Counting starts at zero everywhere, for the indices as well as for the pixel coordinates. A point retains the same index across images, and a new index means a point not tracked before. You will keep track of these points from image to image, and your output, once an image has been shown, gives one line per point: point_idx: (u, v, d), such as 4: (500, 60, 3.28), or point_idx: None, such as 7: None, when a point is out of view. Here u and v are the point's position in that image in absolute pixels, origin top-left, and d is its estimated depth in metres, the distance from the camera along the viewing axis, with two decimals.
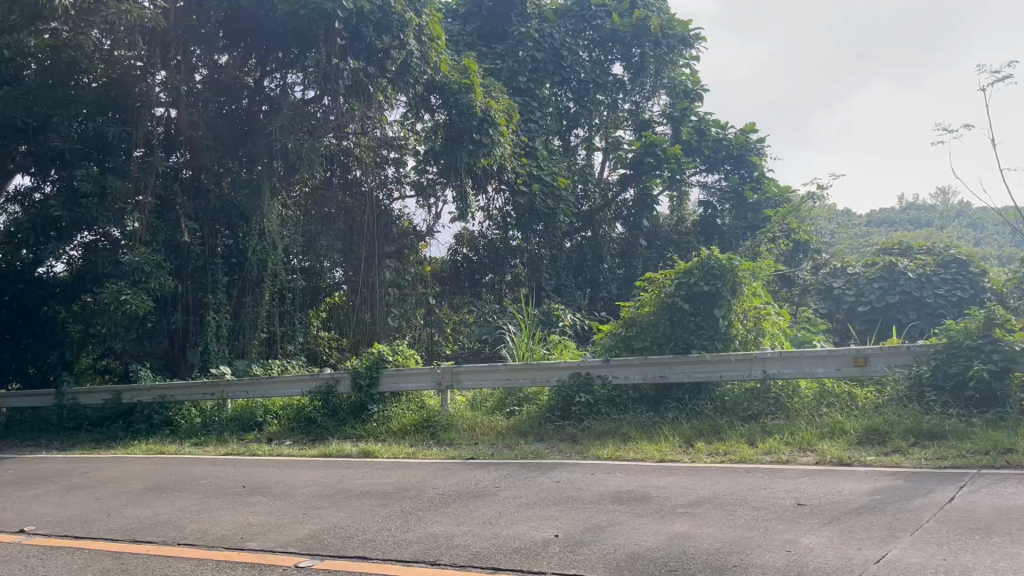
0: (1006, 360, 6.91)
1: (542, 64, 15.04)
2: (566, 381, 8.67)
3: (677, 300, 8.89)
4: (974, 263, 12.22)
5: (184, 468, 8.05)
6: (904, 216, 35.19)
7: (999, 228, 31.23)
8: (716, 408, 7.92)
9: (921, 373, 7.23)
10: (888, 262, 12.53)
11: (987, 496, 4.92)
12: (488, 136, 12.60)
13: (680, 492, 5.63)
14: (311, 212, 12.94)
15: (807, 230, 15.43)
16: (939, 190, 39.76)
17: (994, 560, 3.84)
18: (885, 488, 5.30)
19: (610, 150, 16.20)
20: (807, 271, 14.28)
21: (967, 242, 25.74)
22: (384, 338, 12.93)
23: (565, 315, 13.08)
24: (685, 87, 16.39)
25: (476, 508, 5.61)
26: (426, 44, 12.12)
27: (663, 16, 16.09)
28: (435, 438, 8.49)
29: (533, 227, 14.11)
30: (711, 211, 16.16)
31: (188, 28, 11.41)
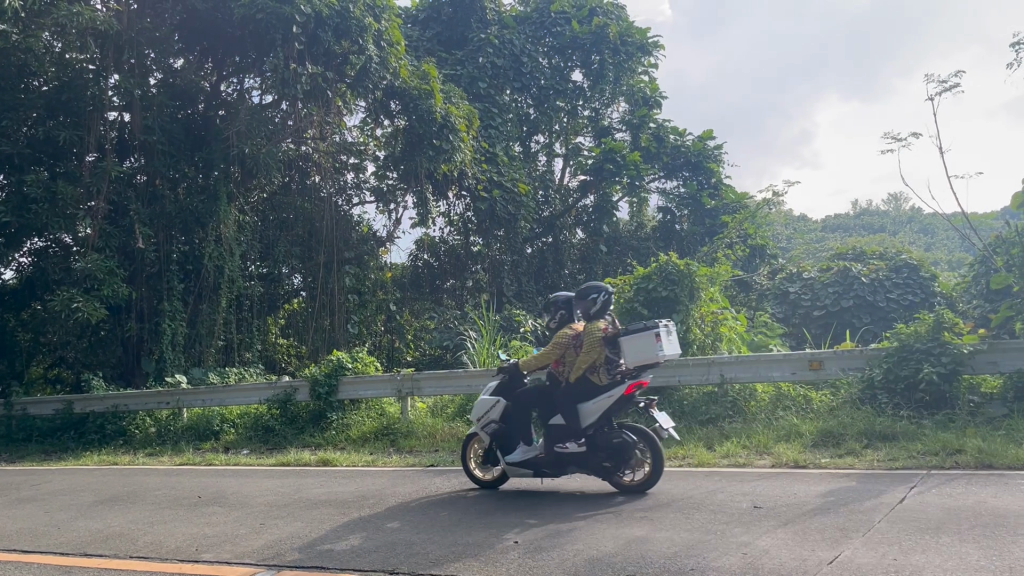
0: (954, 363, 7.12)
1: (501, 70, 15.11)
2: None
3: (635, 306, 9.03)
4: (924, 269, 12.51)
5: (139, 478, 7.94)
6: (859, 221, 35.91)
7: (949, 234, 32.07)
8: (675, 414, 8.06)
9: (874, 376, 7.39)
10: (842, 266, 12.79)
11: (935, 496, 5.07)
12: (449, 142, 12.56)
13: (639, 497, 5.70)
14: (268, 218, 12.94)
15: (764, 235, 15.79)
16: (891, 196, 40.73)
17: (942, 560, 3.95)
18: (840, 490, 5.43)
19: (571, 156, 16.28)
20: (764, 276, 14.52)
21: (917, 247, 26.45)
22: (343, 346, 12.76)
23: (526, 321, 13.14)
24: (644, 93, 16.50)
25: (435, 515, 5.62)
26: (384, 50, 12.07)
27: (622, 23, 16.21)
28: (394, 445, 8.49)
29: (494, 233, 14.14)
30: (670, 216, 16.35)
31: (142, 31, 11.14)
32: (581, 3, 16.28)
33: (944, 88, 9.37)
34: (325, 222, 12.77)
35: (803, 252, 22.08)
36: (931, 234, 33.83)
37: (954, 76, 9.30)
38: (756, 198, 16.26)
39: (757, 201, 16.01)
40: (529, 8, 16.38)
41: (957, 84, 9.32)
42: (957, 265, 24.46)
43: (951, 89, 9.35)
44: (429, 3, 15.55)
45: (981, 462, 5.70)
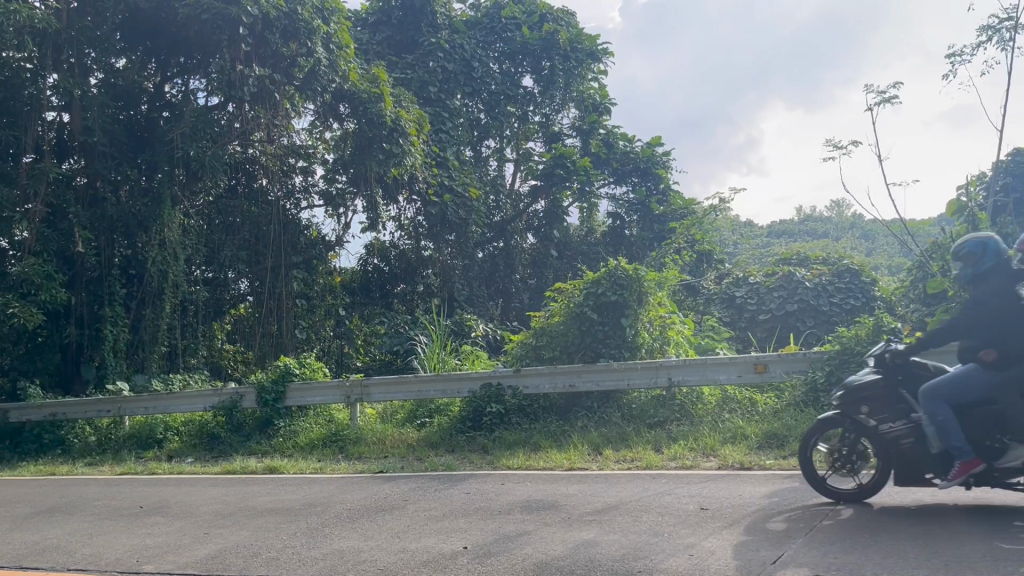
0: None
1: (452, 74, 15.10)
2: (477, 392, 8.72)
3: (585, 310, 9.08)
4: (865, 274, 12.88)
5: (81, 489, 7.72)
6: (804, 227, 36.69)
7: (889, 241, 33.04)
8: (624, 416, 8.14)
9: (816, 378, 7.60)
10: (786, 271, 13.12)
11: (875, 496, 5.21)
12: (399, 146, 12.47)
13: (588, 500, 5.74)
14: (215, 221, 12.37)
15: (710, 240, 16.09)
16: (834, 203, 41.73)
17: (881, 557, 4.06)
18: (785, 490, 5.56)
19: (522, 161, 16.33)
20: (711, 281, 14.73)
21: (858, 252, 27.25)
22: (292, 352, 12.47)
23: (478, 325, 13.19)
24: (594, 100, 16.67)
25: (384, 522, 5.59)
26: (333, 52, 11.96)
27: (572, 30, 16.39)
28: (343, 451, 8.41)
29: (445, 237, 14.02)
30: (619, 222, 16.51)
31: (83, 29, 10.64)
32: (531, 9, 16.40)
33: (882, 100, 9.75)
34: (273, 226, 12.51)
35: (749, 258, 22.52)
36: (871, 240, 34.81)
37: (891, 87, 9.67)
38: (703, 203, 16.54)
39: (704, 207, 16.29)
40: (479, 13, 16.40)
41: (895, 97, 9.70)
42: (896, 270, 25.21)
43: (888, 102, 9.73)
44: (378, 7, 15.48)
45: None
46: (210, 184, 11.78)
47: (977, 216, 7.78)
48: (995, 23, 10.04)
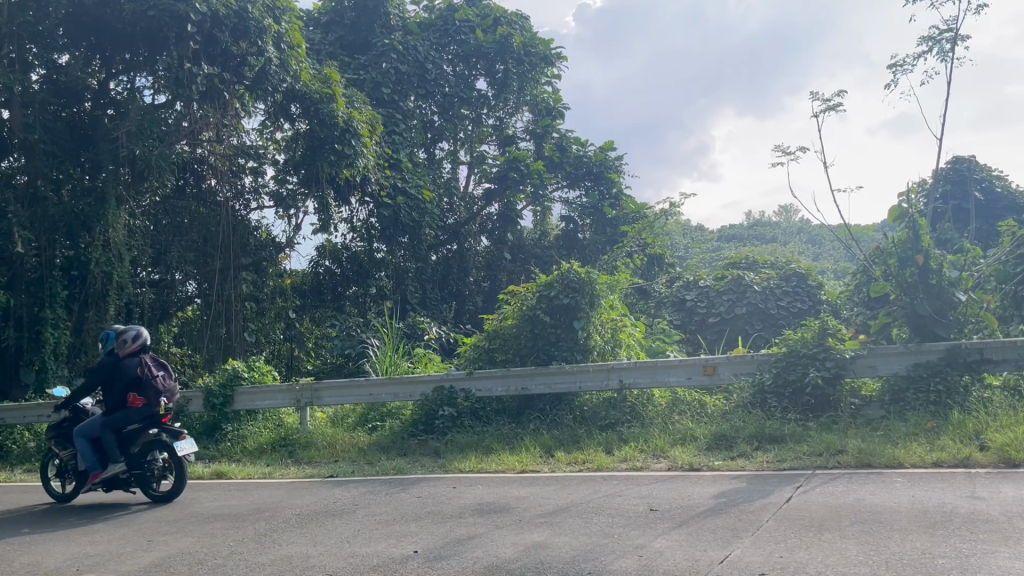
0: (837, 368, 7.44)
1: (406, 76, 14.96)
2: (430, 395, 8.67)
3: (538, 312, 9.09)
4: (811, 278, 13.22)
5: (18, 496, 7.51)
6: (753, 231, 37.34)
7: (836, 246, 33.82)
8: (576, 418, 8.19)
9: (764, 381, 7.68)
10: (736, 275, 13.37)
11: (819, 495, 5.32)
12: (351, 147, 12.38)
13: (539, 502, 5.76)
14: (162, 222, 12.12)
15: (662, 244, 16.30)
16: (783, 209, 42.53)
17: (824, 556, 4.14)
18: (733, 490, 5.65)
19: (475, 164, 16.31)
20: (662, 284, 14.86)
21: (805, 256, 27.80)
22: (240, 354, 12.20)
23: (430, 328, 13.08)
24: (548, 104, 16.72)
25: (333, 527, 5.54)
26: (284, 52, 11.82)
27: (525, 34, 16.45)
28: (292, 456, 8.29)
29: (398, 240, 13.80)
30: (573, 225, 16.69)
31: (24, 25, 10.47)
32: (486, 12, 16.36)
33: (827, 105, 9.65)
34: (221, 226, 12.25)
35: (700, 261, 22.80)
36: (818, 244, 35.57)
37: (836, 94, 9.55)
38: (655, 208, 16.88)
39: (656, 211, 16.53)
40: (433, 15, 16.34)
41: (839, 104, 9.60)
42: (841, 274, 25.90)
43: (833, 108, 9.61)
44: (331, 7, 15.39)
45: (861, 461, 5.99)
46: (156, 184, 11.48)
47: (919, 221, 7.85)
48: (936, 34, 10.34)
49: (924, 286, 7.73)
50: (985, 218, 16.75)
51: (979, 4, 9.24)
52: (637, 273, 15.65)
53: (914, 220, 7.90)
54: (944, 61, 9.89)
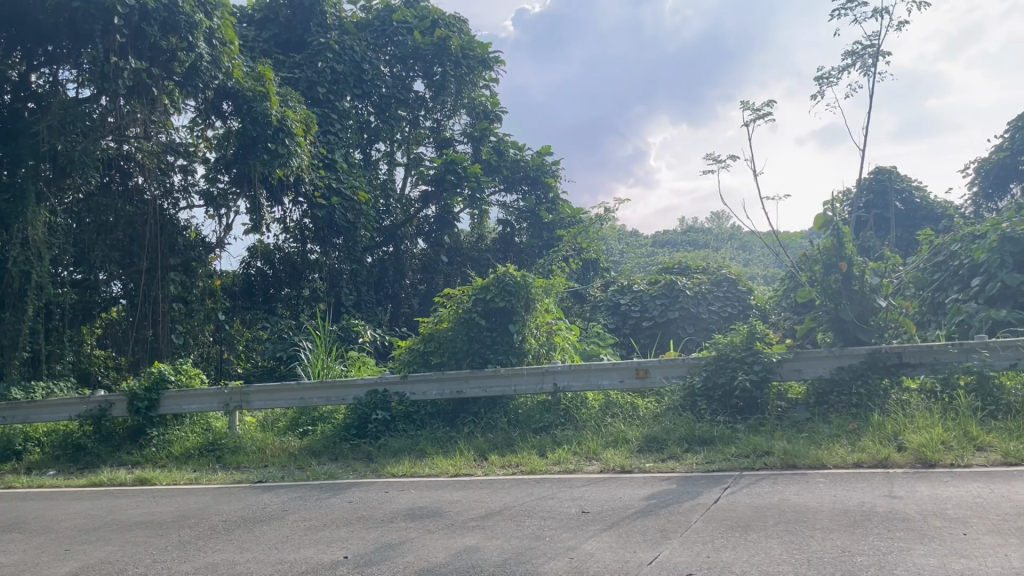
0: (765, 370, 7.57)
1: (342, 76, 14.73)
2: (362, 399, 8.56)
3: (473, 316, 9.05)
4: (741, 283, 13.56)
5: None
6: (685, 237, 38.07)
7: (765, 253, 34.79)
8: (510, 421, 8.17)
9: (694, 383, 7.77)
10: (668, 280, 13.62)
11: (746, 496, 5.43)
12: (285, 146, 11.90)
13: (471, 506, 5.74)
14: (86, 220, 11.52)
15: (597, 248, 16.48)
16: (714, 216, 43.50)
17: (749, 555, 4.22)
18: (662, 492, 5.72)
19: (412, 166, 16.19)
20: (597, 288, 15.03)
21: (735, 262, 28.46)
22: (167, 357, 11.76)
23: (365, 330, 12.87)
24: (485, 107, 16.73)
25: (261, 533, 5.42)
26: (217, 48, 11.23)
27: (463, 37, 16.41)
28: (221, 461, 8.09)
29: (331, 241, 13.71)
30: (509, 229, 16.81)
31: None
32: (423, 14, 16.26)
33: (757, 115, 9.83)
34: (149, 227, 11.64)
35: (635, 266, 23.13)
36: (750, 251, 36.49)
37: (766, 104, 9.74)
38: (591, 214, 17.16)
39: (591, 217, 16.83)
40: (370, 16, 16.20)
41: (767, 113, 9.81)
42: (771, 280, 26.58)
43: (762, 117, 9.81)
44: (265, 4, 15.13)
45: (786, 462, 6.13)
46: (79, 181, 11.00)
47: (842, 229, 8.03)
48: (859, 48, 10.68)
49: (847, 293, 7.93)
50: (904, 227, 17.43)
51: (900, 21, 9.54)
52: (572, 277, 15.78)
53: (837, 229, 8.09)
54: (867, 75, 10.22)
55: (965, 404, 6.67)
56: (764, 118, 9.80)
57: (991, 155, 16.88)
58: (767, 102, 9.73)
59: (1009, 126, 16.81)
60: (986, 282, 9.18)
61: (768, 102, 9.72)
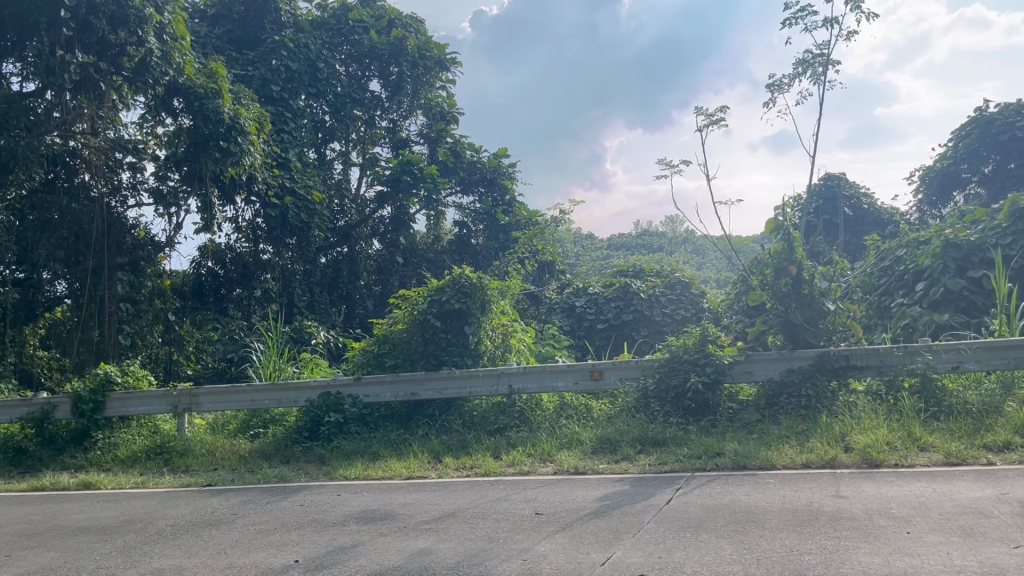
0: (717, 372, 7.62)
1: (296, 74, 14.51)
2: (314, 401, 8.44)
3: (428, 318, 8.94)
4: (694, 286, 13.70)
5: None
6: (640, 240, 38.37)
7: (718, 258, 35.32)
8: (465, 423, 8.10)
9: (647, 386, 7.81)
10: (623, 283, 13.71)
11: (698, 497, 5.45)
12: (238, 145, 11.43)
13: (424, 508, 5.67)
14: (29, 217, 10.88)
15: (552, 250, 16.50)
16: (668, 219, 43.98)
17: (700, 555, 4.23)
18: (615, 493, 5.72)
19: (367, 166, 16.02)
20: (553, 290, 15.02)
21: (688, 266, 28.80)
22: (113, 358, 11.35)
23: (317, 332, 12.69)
24: (441, 108, 16.63)
25: (209, 537, 5.29)
26: (168, 44, 10.59)
27: (420, 37, 16.29)
28: (168, 464, 7.88)
29: (285, 241, 13.37)
30: (465, 230, 16.73)
31: None
32: (380, 13, 16.12)
33: (710, 121, 9.95)
34: (95, 225, 11.16)
35: (590, 270, 23.25)
36: (703, 254, 36.96)
37: (719, 110, 9.90)
38: (547, 216, 17.17)
39: (547, 220, 16.86)
40: (325, 14, 16.00)
41: (720, 119, 9.97)
42: (723, 283, 26.95)
43: (716, 124, 9.97)
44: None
45: (737, 463, 6.17)
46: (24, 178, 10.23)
47: (793, 233, 8.12)
48: (810, 57, 10.85)
49: (796, 296, 8.02)
50: (852, 232, 17.79)
51: (849, 32, 9.73)
52: (528, 279, 15.78)
53: (788, 233, 8.19)
54: (817, 84, 10.39)
55: (909, 406, 6.80)
56: (717, 124, 9.96)
57: (935, 163, 17.34)
58: (720, 109, 9.88)
59: (953, 135, 17.25)
60: (930, 286, 9.40)
61: (722, 109, 9.88)
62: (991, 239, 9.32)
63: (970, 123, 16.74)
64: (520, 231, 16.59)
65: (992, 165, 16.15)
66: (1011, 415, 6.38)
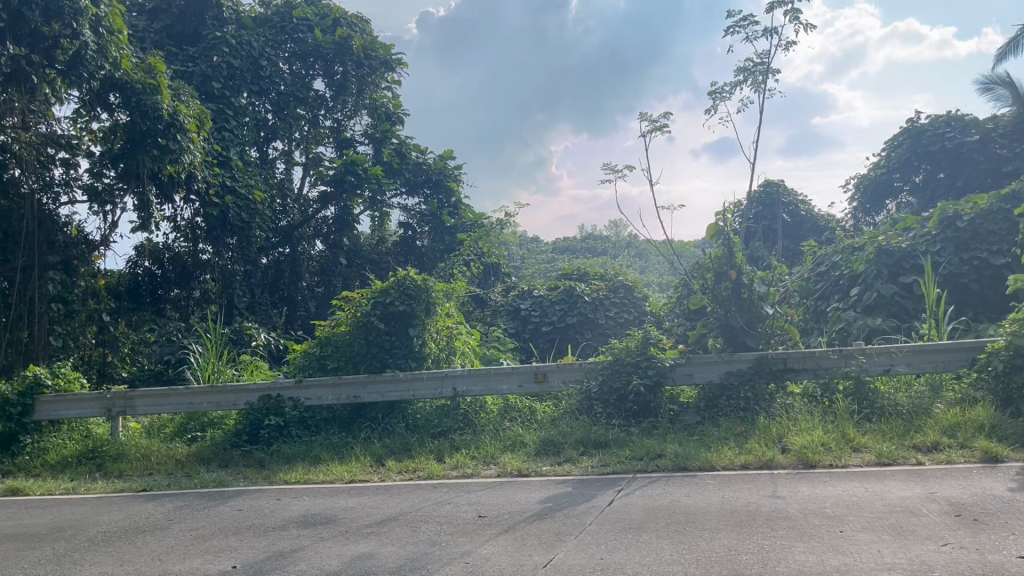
0: (658, 375, 7.72)
1: (238, 72, 14.23)
2: (254, 404, 8.30)
3: (372, 320, 8.85)
4: (637, 290, 13.87)
5: None
6: (585, 244, 38.63)
7: (660, 260, 35.78)
8: (408, 426, 8.04)
9: (590, 388, 7.88)
10: (568, 286, 13.79)
11: (639, 498, 5.51)
12: (176, 142, 11.00)
13: (367, 512, 5.61)
14: None
15: (497, 253, 16.49)
16: (613, 223, 44.41)
17: (641, 556, 4.27)
18: (557, 495, 5.74)
19: (311, 166, 15.81)
20: (498, 293, 14.99)
21: (632, 270, 29.09)
22: (43, 361, 10.81)
23: (259, 334, 12.47)
24: (387, 108, 16.50)
25: (144, 544, 5.15)
26: (103, 37, 10.28)
27: (365, 37, 16.16)
28: (101, 469, 7.65)
29: (225, 241, 13.07)
30: (410, 232, 16.63)
31: None
32: (325, 12, 15.96)
33: (654, 127, 10.08)
34: (25, 222, 10.72)
35: (535, 273, 23.35)
36: (645, 258, 37.38)
37: (663, 117, 10.04)
38: (492, 219, 17.16)
39: (492, 222, 16.84)
40: (269, 11, 15.75)
41: (664, 125, 10.11)
42: (665, 287, 27.33)
43: (659, 130, 10.10)
44: None
45: (678, 464, 6.25)
46: None
47: (733, 238, 8.27)
48: (751, 66, 11.07)
49: (735, 300, 8.17)
50: (790, 238, 18.21)
51: (788, 42, 9.95)
52: (473, 282, 15.74)
53: (728, 238, 8.34)
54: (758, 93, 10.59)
55: (843, 408, 6.97)
56: (661, 131, 10.10)
57: (870, 171, 17.86)
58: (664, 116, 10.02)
59: (886, 145, 17.79)
60: (863, 291, 9.65)
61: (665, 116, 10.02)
62: (921, 247, 9.66)
63: (902, 134, 17.28)
64: (465, 233, 16.56)
65: (923, 174, 16.68)
66: (939, 415, 6.58)
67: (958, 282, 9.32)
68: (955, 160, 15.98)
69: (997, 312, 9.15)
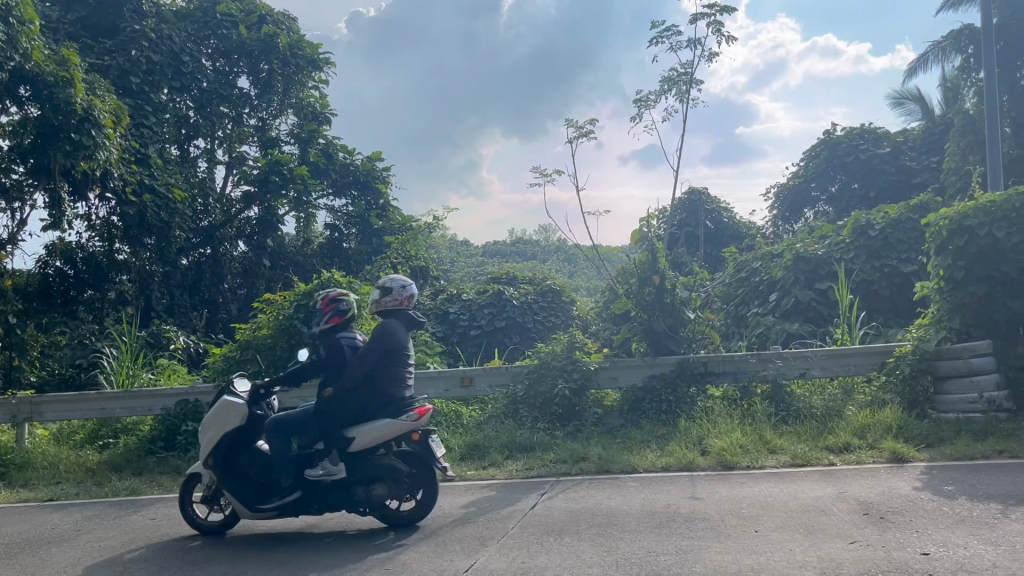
0: (583, 378, 7.71)
1: (157, 66, 13.71)
2: (171, 410, 7.99)
3: (295, 323, 8.58)
4: (565, 294, 13.91)
5: None
6: (515, 249, 38.69)
7: (589, 265, 36.03)
8: None
9: (517, 391, 7.81)
10: (496, 289, 13.74)
11: (563, 501, 5.38)
12: (91, 138, 9.90)
13: (286, 519, 5.38)
14: None
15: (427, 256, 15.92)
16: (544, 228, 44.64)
17: (564, 559, 4.02)
18: (480, 500, 5.60)
19: (234, 165, 15.35)
20: (427, 297, 14.73)
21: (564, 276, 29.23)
22: None
23: (177, 337, 12.05)
24: (313, 108, 16.09)
25: (47, 556, 4.85)
26: (13, 27, 9.24)
27: (292, 35, 15.77)
28: (4, 478, 7.24)
29: (142, 241, 12.44)
30: (337, 234, 16.24)
31: None
32: (250, 8, 15.56)
33: (580, 133, 10.14)
34: None
35: (465, 277, 23.23)
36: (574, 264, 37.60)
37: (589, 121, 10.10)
38: (421, 222, 16.91)
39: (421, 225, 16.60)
40: (191, 5, 15.24)
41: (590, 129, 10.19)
42: (595, 293, 27.51)
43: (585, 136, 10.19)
44: None
45: (601, 467, 6.22)
46: None
47: (656, 244, 8.31)
48: (675, 75, 11.24)
49: (659, 305, 8.22)
50: (713, 245, 18.55)
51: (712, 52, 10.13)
52: None
53: (652, 243, 8.36)
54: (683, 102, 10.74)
55: (761, 411, 7.04)
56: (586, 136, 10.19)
57: (789, 182, 18.34)
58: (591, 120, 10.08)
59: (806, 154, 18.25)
60: (782, 296, 9.83)
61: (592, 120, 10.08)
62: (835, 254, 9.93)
63: (820, 144, 17.75)
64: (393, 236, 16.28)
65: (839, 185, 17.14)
66: (851, 417, 6.63)
67: (870, 288, 9.57)
68: (867, 170, 16.53)
69: (904, 317, 9.50)
